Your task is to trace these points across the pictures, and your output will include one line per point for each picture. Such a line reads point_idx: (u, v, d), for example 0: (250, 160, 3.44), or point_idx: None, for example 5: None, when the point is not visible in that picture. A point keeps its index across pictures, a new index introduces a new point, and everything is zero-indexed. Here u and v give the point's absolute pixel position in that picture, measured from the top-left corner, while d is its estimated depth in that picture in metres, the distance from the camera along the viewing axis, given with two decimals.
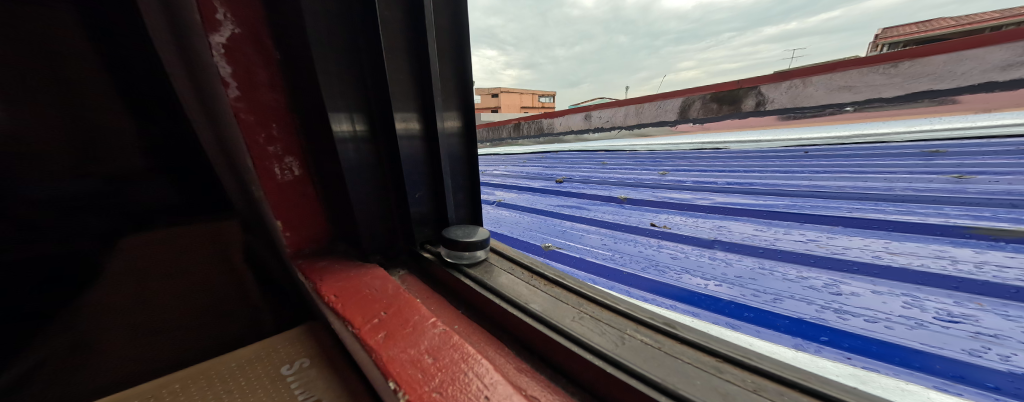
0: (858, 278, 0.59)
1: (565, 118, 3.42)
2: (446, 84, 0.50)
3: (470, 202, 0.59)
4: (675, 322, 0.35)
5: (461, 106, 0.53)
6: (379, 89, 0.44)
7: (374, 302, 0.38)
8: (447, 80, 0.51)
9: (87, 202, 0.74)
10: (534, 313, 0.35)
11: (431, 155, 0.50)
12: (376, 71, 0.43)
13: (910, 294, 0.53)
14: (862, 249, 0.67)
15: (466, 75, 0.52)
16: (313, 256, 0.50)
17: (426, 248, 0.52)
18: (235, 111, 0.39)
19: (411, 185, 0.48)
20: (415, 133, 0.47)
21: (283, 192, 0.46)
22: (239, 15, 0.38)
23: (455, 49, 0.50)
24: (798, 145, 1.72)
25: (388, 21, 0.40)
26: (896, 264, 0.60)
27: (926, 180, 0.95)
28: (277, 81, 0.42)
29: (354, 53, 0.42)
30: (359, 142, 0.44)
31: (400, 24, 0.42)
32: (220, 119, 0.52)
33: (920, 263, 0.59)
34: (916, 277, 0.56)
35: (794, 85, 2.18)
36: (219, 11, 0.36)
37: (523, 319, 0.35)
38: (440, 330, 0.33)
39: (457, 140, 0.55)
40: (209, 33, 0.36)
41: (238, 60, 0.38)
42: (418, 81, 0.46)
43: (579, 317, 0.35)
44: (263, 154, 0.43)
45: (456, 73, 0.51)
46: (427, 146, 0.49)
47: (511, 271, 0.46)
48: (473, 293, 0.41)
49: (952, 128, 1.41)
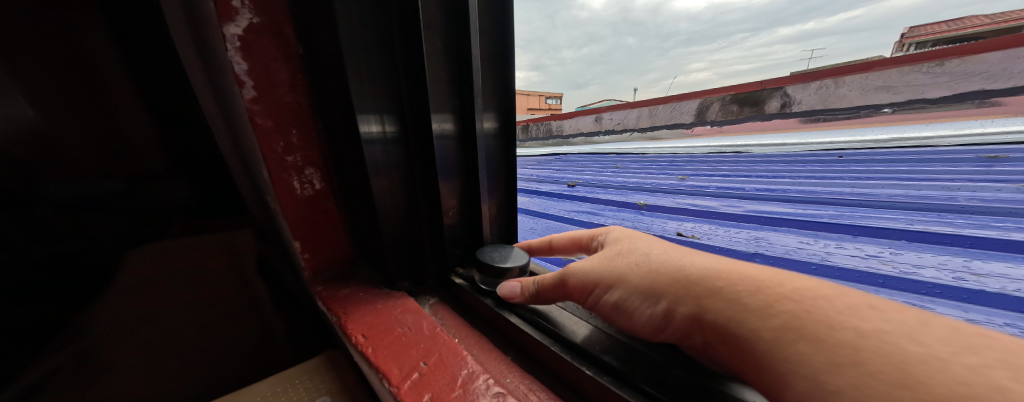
0: (941, 303, 0.51)
1: (574, 120, 3.34)
2: (485, 83, 0.45)
3: (502, 219, 0.55)
4: None
5: (501, 107, 0.49)
6: (413, 90, 0.39)
7: (411, 347, 0.34)
8: (486, 79, 0.46)
9: (103, 203, 0.60)
10: (611, 369, 0.31)
11: (466, 154, 0.45)
12: (410, 71, 0.38)
13: (1015, 325, 0.45)
14: (939, 269, 0.59)
15: (506, 71, 0.47)
16: (333, 283, 0.46)
17: (459, 273, 0.47)
18: (251, 114, 0.34)
19: (445, 202, 0.43)
20: (449, 136, 0.42)
21: (302, 208, 0.42)
22: (260, 2, 0.33)
23: (496, 44, 0.45)
24: (829, 148, 1.63)
25: (429, 14, 0.35)
26: (987, 288, 0.52)
27: (990, 189, 0.87)
28: (298, 80, 0.38)
29: (388, 52, 0.37)
30: (388, 143, 0.39)
31: (441, 11, 0.37)
32: (234, 123, 0.48)
33: (1015, 288, 0.52)
34: (1017, 304, 0.48)
35: (825, 86, 2.08)
36: None
37: (601, 379, 0.31)
38: (494, 394, 0.28)
39: (495, 142, 0.50)
40: (222, 23, 0.31)
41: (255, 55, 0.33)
42: (456, 81, 0.41)
43: (661, 376, 0.31)
44: (280, 167, 0.38)
45: (495, 67, 0.47)
46: (461, 146, 0.44)
47: (563, 307, 0.42)
48: (518, 327, 0.38)
49: (1006, 132, 1.30)
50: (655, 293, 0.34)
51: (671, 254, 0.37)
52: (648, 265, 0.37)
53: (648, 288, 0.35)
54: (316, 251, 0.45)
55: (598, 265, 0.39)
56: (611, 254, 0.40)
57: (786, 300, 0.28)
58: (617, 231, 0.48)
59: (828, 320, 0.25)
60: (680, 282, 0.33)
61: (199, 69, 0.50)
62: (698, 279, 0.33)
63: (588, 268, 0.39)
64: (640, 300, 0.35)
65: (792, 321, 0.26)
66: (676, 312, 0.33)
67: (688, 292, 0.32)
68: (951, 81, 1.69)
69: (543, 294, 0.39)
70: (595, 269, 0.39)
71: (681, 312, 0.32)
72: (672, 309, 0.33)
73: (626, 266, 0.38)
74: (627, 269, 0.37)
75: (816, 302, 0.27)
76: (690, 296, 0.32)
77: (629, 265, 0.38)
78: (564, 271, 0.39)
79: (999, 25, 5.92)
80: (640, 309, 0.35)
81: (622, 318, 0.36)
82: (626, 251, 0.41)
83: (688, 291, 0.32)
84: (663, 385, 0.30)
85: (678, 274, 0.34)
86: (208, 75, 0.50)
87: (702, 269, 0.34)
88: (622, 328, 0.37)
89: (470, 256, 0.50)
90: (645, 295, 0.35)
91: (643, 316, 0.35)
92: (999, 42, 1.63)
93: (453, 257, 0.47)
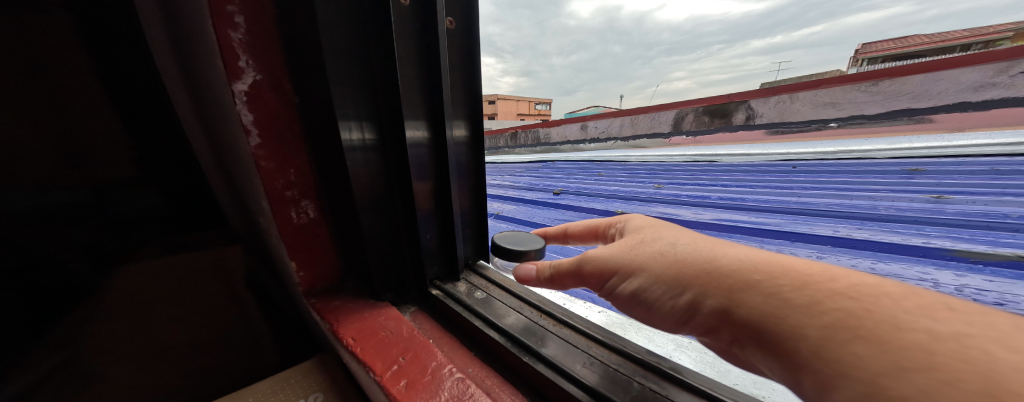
0: None
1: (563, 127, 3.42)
2: (454, 93, 0.52)
3: (475, 234, 0.61)
4: (681, 366, 0.37)
5: (468, 114, 0.56)
6: (390, 104, 0.45)
7: (392, 346, 0.40)
8: (456, 90, 0.53)
9: (65, 213, 0.76)
10: (545, 358, 0.37)
11: (437, 161, 0.51)
12: (388, 89, 0.44)
13: None
14: None
15: (473, 84, 0.54)
16: (326, 294, 0.52)
17: (437, 284, 0.53)
18: (257, 159, 0.40)
19: (422, 224, 0.50)
20: (422, 143, 0.48)
21: (299, 234, 0.47)
22: (263, 63, 0.39)
23: (465, 67, 0.53)
24: (787, 159, 1.78)
25: (405, 52, 0.42)
26: None
27: (907, 199, 0.99)
28: (295, 122, 0.44)
29: (369, 80, 0.43)
30: (368, 150, 0.44)
31: (416, 48, 0.44)
32: (235, 151, 0.53)
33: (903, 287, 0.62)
34: None
35: (783, 100, 2.25)
36: (242, 59, 0.36)
37: (538, 368, 0.36)
38: (457, 378, 0.35)
39: (464, 149, 0.57)
40: (231, 81, 0.37)
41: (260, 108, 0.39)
42: (428, 94, 0.47)
43: (589, 362, 0.37)
44: (279, 199, 0.44)
45: (464, 81, 0.54)
46: (434, 152, 0.50)
47: (519, 310, 0.47)
48: (485, 334, 0.42)
49: (930, 146, 1.47)
50: (677, 286, 0.35)
51: (703, 248, 0.36)
52: (673, 258, 0.37)
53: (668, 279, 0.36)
54: (309, 268, 0.51)
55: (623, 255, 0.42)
56: (637, 242, 0.41)
57: (850, 298, 0.25)
58: (638, 219, 0.48)
59: (901, 322, 0.22)
60: (707, 274, 0.33)
61: (200, 97, 0.55)
62: (731, 271, 0.32)
63: (610, 257, 0.42)
64: (664, 289, 0.37)
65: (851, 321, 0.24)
66: (698, 303, 0.34)
67: (719, 285, 0.32)
68: (885, 100, 1.90)
69: (559, 278, 0.45)
70: (615, 257, 0.42)
71: (710, 304, 0.32)
72: (698, 301, 0.34)
73: (649, 256, 0.39)
74: (650, 261, 0.39)
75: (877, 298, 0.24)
76: (720, 288, 0.32)
77: (654, 258, 0.39)
78: (584, 260, 0.43)
79: (938, 45, 6.51)
80: (665, 297, 0.37)
81: (642, 306, 0.39)
82: (659, 242, 0.41)
83: (716, 286, 0.32)
84: (580, 369, 0.36)
85: (708, 265, 0.34)
86: (205, 95, 0.53)
87: (737, 263, 0.32)
88: (648, 315, 0.39)
89: (448, 270, 0.56)
90: (669, 286, 0.36)
91: (665, 304, 0.37)
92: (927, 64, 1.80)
93: (430, 272, 0.53)
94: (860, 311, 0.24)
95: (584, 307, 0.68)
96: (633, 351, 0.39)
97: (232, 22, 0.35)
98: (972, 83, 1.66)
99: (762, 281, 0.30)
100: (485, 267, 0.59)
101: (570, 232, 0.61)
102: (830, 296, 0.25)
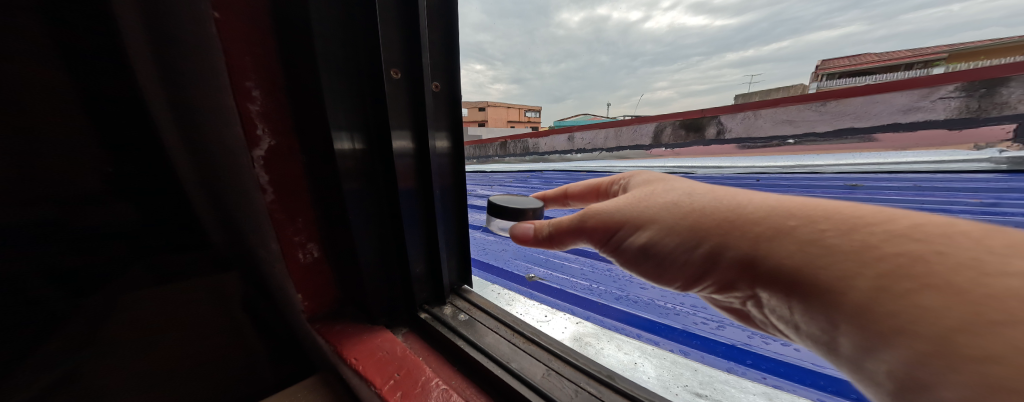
0: None
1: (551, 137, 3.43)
2: (438, 106, 0.55)
3: (460, 259, 0.67)
4: (615, 373, 0.45)
5: (450, 125, 0.58)
6: (377, 116, 0.48)
7: (389, 364, 0.46)
8: (439, 104, 0.56)
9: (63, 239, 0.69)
10: (513, 371, 0.45)
11: (422, 177, 0.54)
12: (377, 110, 0.48)
13: None
14: None
15: (453, 97, 0.58)
16: (328, 319, 0.57)
17: (427, 309, 0.59)
18: (271, 212, 0.46)
19: (413, 259, 0.56)
20: (408, 153, 0.51)
21: (304, 271, 0.53)
22: (275, 128, 0.44)
23: (448, 99, 0.57)
24: (752, 171, 1.94)
25: (397, 95, 0.47)
26: None
27: None
28: (300, 172, 0.49)
29: (361, 113, 0.47)
30: (358, 158, 0.48)
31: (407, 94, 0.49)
32: (243, 186, 0.58)
33: None
34: None
35: (748, 117, 2.40)
36: (259, 127, 0.42)
37: (505, 378, 0.44)
38: (443, 388, 0.42)
39: (448, 160, 0.60)
40: (250, 148, 0.42)
41: (274, 169, 0.45)
42: (414, 106, 0.50)
43: (547, 373, 0.45)
44: (289, 243, 0.49)
45: (447, 102, 0.57)
46: (418, 162, 0.53)
47: (496, 330, 0.54)
48: (465, 353, 0.49)
49: (871, 163, 1.65)
50: (694, 238, 0.41)
51: (724, 199, 0.41)
52: (689, 211, 0.43)
53: (686, 231, 0.42)
54: (313, 298, 0.56)
55: (636, 208, 0.47)
56: (652, 196, 0.48)
57: (911, 240, 0.27)
58: (639, 176, 0.59)
59: (985, 267, 0.24)
60: (729, 224, 0.38)
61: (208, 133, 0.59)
62: (760, 219, 0.37)
63: (629, 211, 0.48)
64: (679, 238, 0.43)
65: (917, 266, 0.26)
66: (716, 251, 0.40)
67: (746, 234, 0.37)
68: (833, 118, 2.09)
69: (556, 237, 0.54)
70: (629, 211, 0.48)
71: (730, 252, 0.38)
72: (718, 247, 0.39)
73: (664, 211, 0.45)
74: (665, 213, 0.44)
75: (944, 240, 0.26)
76: (747, 238, 0.37)
77: (670, 209, 0.44)
78: (590, 212, 0.51)
79: (884, 63, 7.12)
80: (679, 242, 0.43)
81: (654, 253, 0.46)
82: (674, 195, 0.46)
83: (742, 233, 0.37)
84: (541, 378, 0.44)
85: (731, 213, 0.39)
86: (217, 134, 0.58)
87: (768, 212, 0.37)
88: (665, 259, 0.46)
89: (436, 294, 0.62)
90: (687, 235, 0.42)
91: (675, 253, 0.44)
92: (870, 88, 1.99)
93: (420, 297, 0.60)
94: (928, 256, 0.26)
95: (564, 319, 0.75)
96: (593, 369, 0.46)
97: (249, 95, 0.40)
98: (898, 107, 1.88)
99: (799, 227, 0.34)
100: (469, 291, 0.65)
101: (569, 192, 0.75)
102: (889, 241, 0.28)
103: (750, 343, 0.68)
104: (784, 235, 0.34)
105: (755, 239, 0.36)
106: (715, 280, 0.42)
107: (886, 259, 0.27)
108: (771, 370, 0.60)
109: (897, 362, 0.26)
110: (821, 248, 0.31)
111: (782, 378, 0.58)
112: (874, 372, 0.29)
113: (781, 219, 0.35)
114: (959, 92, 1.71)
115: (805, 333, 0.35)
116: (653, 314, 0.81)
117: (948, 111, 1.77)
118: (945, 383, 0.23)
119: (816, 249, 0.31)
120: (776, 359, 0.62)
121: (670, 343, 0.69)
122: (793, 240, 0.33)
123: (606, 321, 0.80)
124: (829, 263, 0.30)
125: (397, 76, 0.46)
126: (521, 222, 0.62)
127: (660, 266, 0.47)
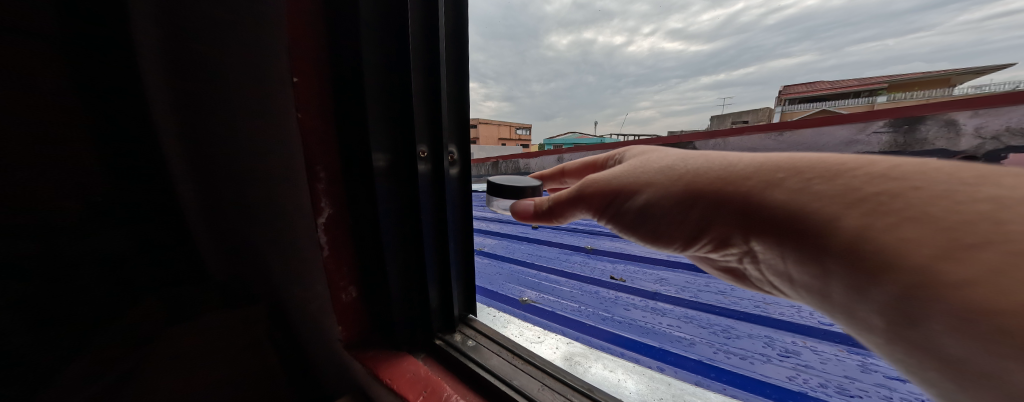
0: (742, 324, 0.94)
1: (541, 159, 3.25)
2: (449, 129, 0.61)
3: (466, 286, 0.76)
4: (596, 389, 0.55)
5: (460, 142, 0.65)
6: (404, 132, 0.55)
7: (416, 383, 0.57)
8: (450, 128, 0.62)
9: None
10: (514, 386, 0.54)
11: (438, 205, 0.62)
12: (405, 132, 0.55)
13: (769, 335, 0.88)
14: (750, 300, 1.03)
15: (463, 132, 0.65)
16: (361, 346, 0.65)
17: (440, 336, 0.68)
18: (327, 264, 0.57)
19: (430, 288, 0.66)
20: (425, 174, 0.58)
21: (345, 309, 0.62)
22: (333, 195, 0.55)
23: (457, 125, 0.63)
24: None
25: (420, 125, 0.55)
26: (766, 312, 0.97)
27: None
28: (341, 212, 0.57)
29: (392, 147, 0.56)
30: (387, 168, 0.55)
31: (425, 131, 0.56)
32: (276, 223, 0.65)
33: (778, 312, 0.96)
34: (774, 323, 0.93)
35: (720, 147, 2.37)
36: (322, 202, 0.54)
37: (508, 392, 0.53)
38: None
39: (456, 183, 0.66)
40: (314, 218, 0.54)
41: (333, 233, 0.56)
42: (431, 124, 0.57)
43: (542, 388, 0.54)
44: (335, 287, 0.59)
45: (456, 126, 0.63)
46: (434, 179, 0.60)
47: (499, 354, 0.62)
48: (477, 374, 0.58)
49: None
50: (688, 197, 0.51)
51: (715, 161, 0.51)
52: (682, 173, 0.53)
53: (680, 191, 0.52)
54: (348, 328, 0.64)
55: (633, 175, 0.57)
56: (648, 164, 0.59)
57: (892, 179, 0.35)
58: (631, 150, 0.72)
59: (958, 197, 0.31)
60: (722, 181, 0.48)
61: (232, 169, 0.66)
62: (753, 175, 0.46)
63: (632, 174, 0.58)
64: (666, 193, 0.53)
65: (895, 202, 0.34)
66: (710, 204, 0.49)
67: (738, 188, 0.46)
68: (788, 148, 1.66)
69: (556, 209, 0.64)
70: (630, 177, 0.57)
71: (730, 203, 0.47)
72: (715, 200, 0.48)
73: (658, 177, 0.55)
74: (663, 177, 0.54)
75: (920, 177, 0.35)
76: (739, 198, 0.46)
77: (666, 173, 0.54)
78: (585, 181, 0.61)
79: (840, 91, 7.72)
80: (664, 200, 0.54)
81: (648, 210, 0.56)
82: (669, 162, 0.57)
83: (734, 188, 0.47)
84: (541, 392, 0.53)
85: (721, 172, 0.49)
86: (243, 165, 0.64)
87: (759, 169, 0.46)
88: (657, 217, 0.56)
89: (447, 323, 0.70)
90: (676, 193, 0.52)
91: (671, 211, 0.54)
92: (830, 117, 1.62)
93: (435, 326, 0.68)
94: (905, 192, 0.34)
95: (556, 341, 0.84)
96: (578, 384, 0.56)
97: (318, 177, 0.53)
98: (842, 138, 1.51)
99: (788, 178, 0.43)
100: (473, 319, 0.73)
101: (565, 170, 0.87)
102: (870, 183, 0.36)
103: (714, 358, 0.81)
104: (774, 186, 0.43)
105: (748, 193, 0.45)
106: (711, 234, 0.52)
107: (870, 198, 0.35)
108: (730, 382, 0.73)
109: (886, 297, 0.32)
110: (811, 194, 0.39)
111: (738, 388, 0.71)
112: (866, 311, 0.36)
113: (772, 173, 0.45)
114: (887, 127, 1.40)
115: (799, 278, 0.45)
116: (635, 333, 0.92)
117: (879, 145, 1.45)
118: (931, 314, 0.29)
119: (806, 196, 0.40)
120: (735, 371, 0.76)
121: (649, 361, 0.80)
122: (784, 190, 0.42)
123: (594, 341, 0.89)
124: (823, 206, 0.37)
125: (424, 155, 0.57)
126: (521, 200, 0.74)
127: (657, 227, 0.57)
